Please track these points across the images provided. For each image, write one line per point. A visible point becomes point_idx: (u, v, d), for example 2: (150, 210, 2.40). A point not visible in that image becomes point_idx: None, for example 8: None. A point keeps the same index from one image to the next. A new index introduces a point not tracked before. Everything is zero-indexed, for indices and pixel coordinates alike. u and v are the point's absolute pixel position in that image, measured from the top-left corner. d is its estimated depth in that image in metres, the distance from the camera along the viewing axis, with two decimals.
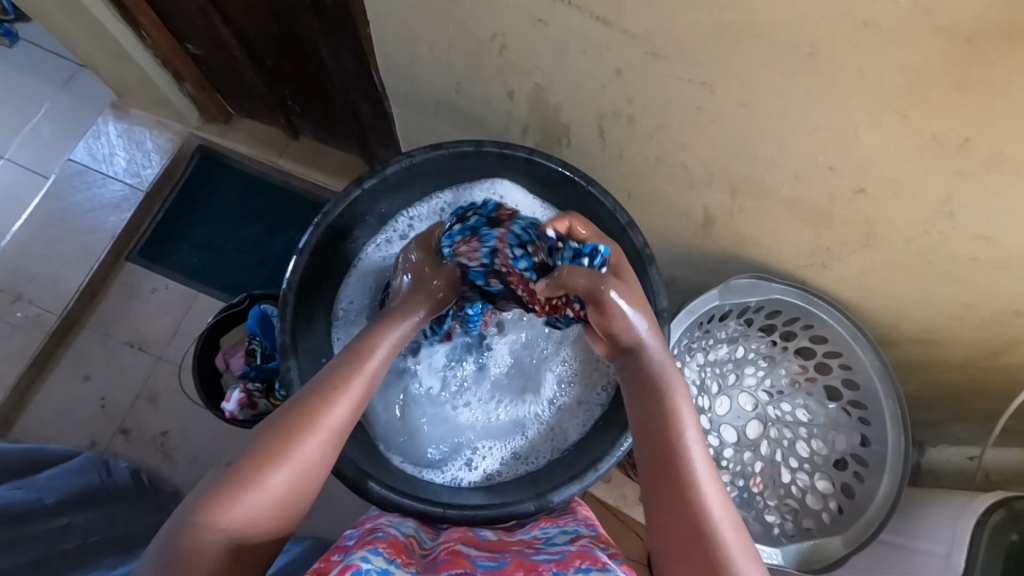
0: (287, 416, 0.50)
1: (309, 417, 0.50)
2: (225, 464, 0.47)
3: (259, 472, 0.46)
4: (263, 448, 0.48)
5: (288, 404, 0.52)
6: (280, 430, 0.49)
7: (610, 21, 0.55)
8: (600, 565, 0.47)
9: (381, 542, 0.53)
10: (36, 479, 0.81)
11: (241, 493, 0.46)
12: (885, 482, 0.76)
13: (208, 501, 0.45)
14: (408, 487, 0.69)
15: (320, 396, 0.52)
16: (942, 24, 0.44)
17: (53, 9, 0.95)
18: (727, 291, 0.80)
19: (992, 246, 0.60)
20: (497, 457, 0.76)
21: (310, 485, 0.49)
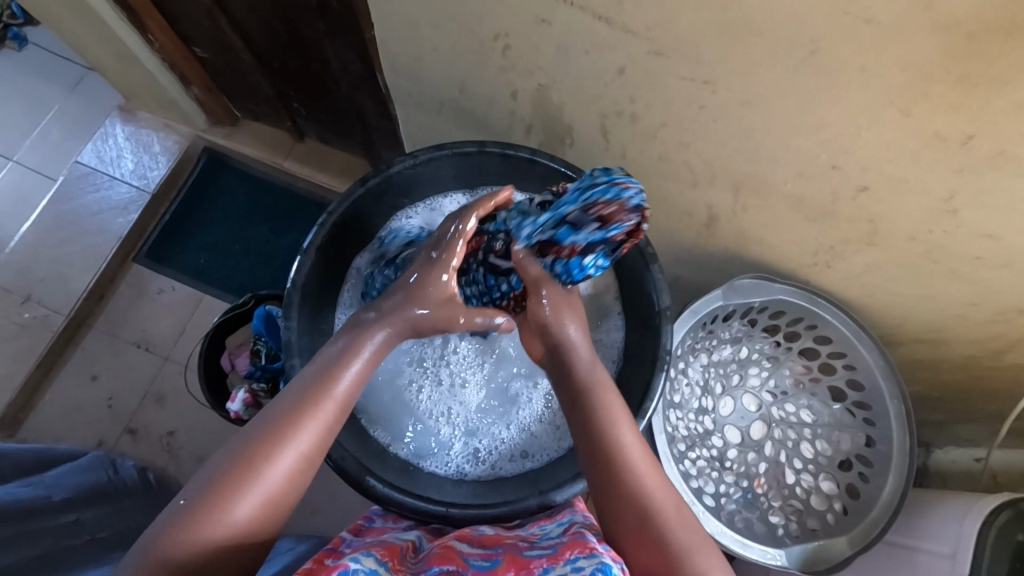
0: (250, 442, 0.49)
1: (272, 444, 0.49)
2: (183, 499, 0.47)
3: (222, 503, 0.46)
4: (224, 478, 0.47)
5: (252, 427, 0.51)
6: (243, 460, 0.48)
7: (612, 19, 0.56)
8: (588, 552, 0.47)
9: (377, 548, 0.53)
10: (44, 477, 0.82)
11: (204, 525, 0.46)
12: (890, 483, 0.76)
13: (173, 534, 0.45)
14: (410, 482, 0.70)
15: (285, 422, 0.50)
16: (942, 21, 0.44)
17: (61, 12, 0.95)
18: (731, 291, 0.79)
19: (997, 244, 0.60)
20: (503, 453, 0.77)
21: (279, 506, 0.49)
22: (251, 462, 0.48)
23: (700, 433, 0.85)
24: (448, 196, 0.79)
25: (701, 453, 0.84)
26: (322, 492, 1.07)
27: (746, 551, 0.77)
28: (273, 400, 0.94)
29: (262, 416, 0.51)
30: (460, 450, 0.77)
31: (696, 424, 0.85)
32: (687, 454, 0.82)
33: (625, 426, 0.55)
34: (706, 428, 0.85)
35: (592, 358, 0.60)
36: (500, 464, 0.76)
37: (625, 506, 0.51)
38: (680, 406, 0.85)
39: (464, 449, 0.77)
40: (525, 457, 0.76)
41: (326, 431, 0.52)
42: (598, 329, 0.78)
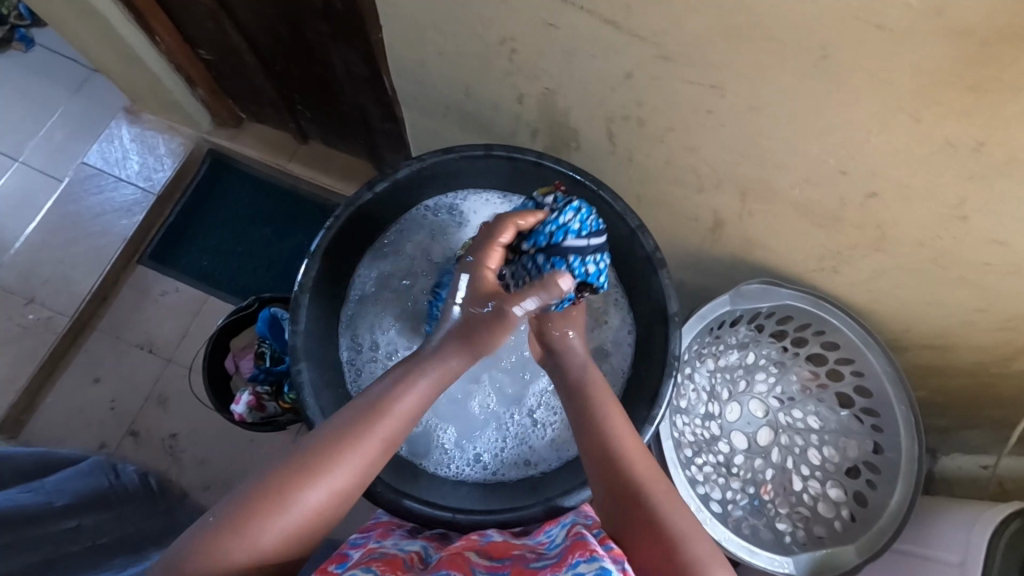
0: (287, 466, 0.50)
1: (317, 456, 0.51)
2: (216, 512, 0.49)
3: (250, 519, 0.48)
4: (266, 484, 0.49)
5: (294, 452, 0.52)
6: (277, 483, 0.49)
7: (620, 24, 0.55)
8: (590, 556, 0.47)
9: (377, 562, 0.53)
10: (46, 482, 0.81)
11: (236, 540, 0.47)
12: (899, 491, 0.75)
13: (215, 535, 0.47)
14: (415, 486, 0.69)
15: (324, 453, 0.51)
16: (954, 27, 0.44)
17: (67, 14, 0.96)
18: (738, 296, 0.78)
19: (1007, 251, 0.59)
20: (502, 458, 0.76)
21: (305, 531, 0.50)
22: (295, 471, 0.50)
23: (706, 438, 0.84)
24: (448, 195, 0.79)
25: (707, 460, 0.82)
26: None
27: (754, 559, 0.75)
28: (276, 404, 0.95)
29: (305, 442, 0.53)
30: (462, 451, 0.76)
31: (703, 429, 0.84)
32: (693, 461, 0.81)
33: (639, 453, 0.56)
34: (712, 433, 0.84)
35: (586, 356, 0.64)
36: (502, 471, 0.75)
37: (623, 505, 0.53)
38: (686, 411, 0.83)
39: (462, 448, 0.76)
40: (525, 462, 0.76)
41: (371, 453, 0.53)
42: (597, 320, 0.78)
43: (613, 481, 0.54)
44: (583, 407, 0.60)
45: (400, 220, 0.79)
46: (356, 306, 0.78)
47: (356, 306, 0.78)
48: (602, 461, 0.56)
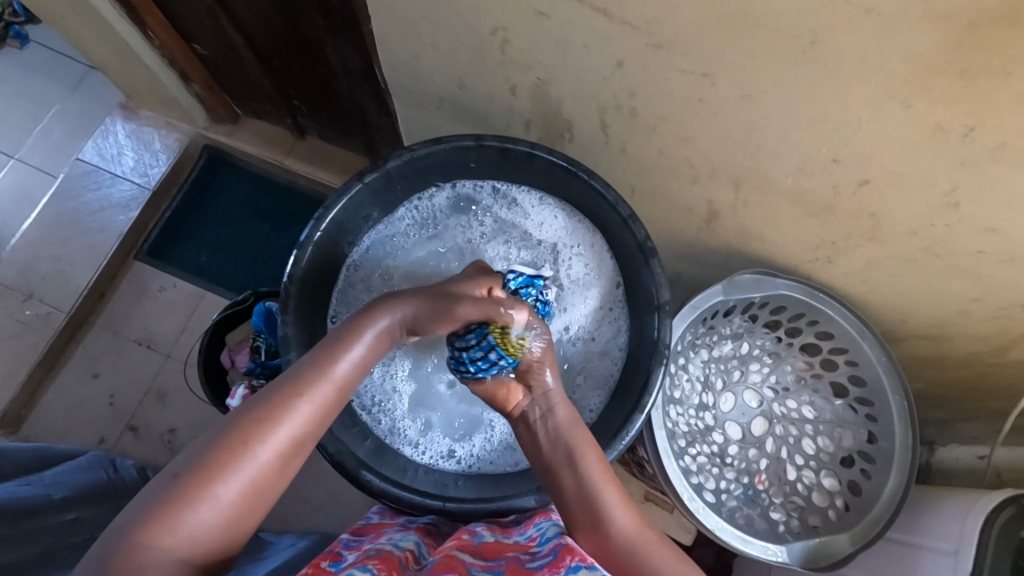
0: (243, 424, 0.49)
1: (266, 421, 0.50)
2: (171, 475, 0.46)
3: (208, 480, 0.46)
4: (223, 447, 0.47)
5: (242, 410, 0.50)
6: (234, 440, 0.48)
7: (610, 12, 0.55)
8: (589, 564, 0.49)
9: (373, 559, 0.53)
10: (44, 476, 0.84)
11: (194, 503, 0.45)
12: (892, 479, 0.75)
13: (158, 507, 0.44)
14: (378, 461, 0.69)
15: (278, 402, 0.51)
16: (944, 11, 0.44)
17: (62, 10, 0.96)
18: (732, 286, 0.77)
19: (1000, 239, 0.59)
20: (481, 455, 0.75)
21: (266, 491, 0.48)
22: (253, 430, 0.49)
23: (700, 429, 0.83)
24: (483, 184, 0.79)
25: (701, 450, 0.82)
26: (323, 490, 1.08)
27: (747, 547, 0.74)
28: None
29: (254, 400, 0.51)
30: (434, 444, 0.74)
31: (697, 420, 0.84)
32: (687, 450, 0.81)
33: (591, 451, 0.61)
34: (706, 424, 0.84)
35: (567, 408, 0.64)
36: (479, 465, 0.74)
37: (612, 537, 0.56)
38: (680, 402, 0.83)
39: (439, 443, 0.75)
40: (503, 460, 0.74)
41: (321, 413, 0.53)
42: (596, 327, 0.78)
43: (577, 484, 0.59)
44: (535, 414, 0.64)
45: (409, 203, 0.79)
46: (349, 281, 0.78)
47: (348, 281, 0.78)
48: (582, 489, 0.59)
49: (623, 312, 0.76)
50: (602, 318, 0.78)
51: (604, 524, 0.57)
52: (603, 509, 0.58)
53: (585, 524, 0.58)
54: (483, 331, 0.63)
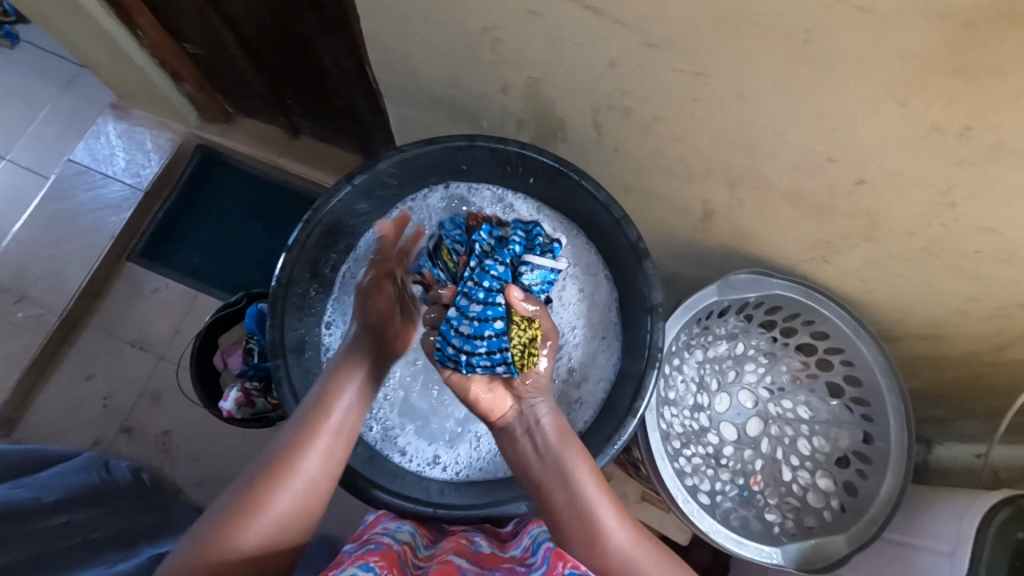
0: (261, 471, 0.55)
1: (282, 467, 0.56)
2: (204, 525, 0.52)
3: (236, 524, 0.52)
4: (247, 493, 0.54)
5: (259, 460, 0.57)
6: (255, 486, 0.54)
7: (602, 11, 0.55)
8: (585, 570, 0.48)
9: (372, 555, 0.53)
10: (36, 479, 0.83)
11: (227, 545, 0.50)
12: (889, 480, 0.74)
13: (194, 554, 0.50)
14: (367, 466, 0.68)
15: (290, 448, 0.57)
16: (940, 10, 0.43)
17: (52, 9, 0.95)
18: (727, 287, 0.77)
19: (997, 239, 0.59)
20: (470, 463, 0.74)
21: (292, 526, 0.54)
22: (270, 476, 0.55)
23: (695, 430, 0.83)
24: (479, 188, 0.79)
25: (696, 451, 0.82)
26: None
27: (742, 550, 0.74)
28: (266, 400, 0.94)
29: (269, 449, 0.58)
30: (421, 452, 0.74)
31: (691, 421, 0.83)
32: (682, 452, 0.80)
33: (581, 463, 0.60)
34: (701, 425, 0.84)
35: (555, 418, 0.63)
36: (468, 473, 0.73)
37: (606, 552, 0.56)
38: (675, 403, 0.83)
39: (427, 451, 0.74)
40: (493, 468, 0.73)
41: (331, 452, 0.59)
42: (587, 352, 0.76)
43: (568, 498, 0.58)
44: (523, 427, 0.63)
45: (403, 207, 0.79)
46: (343, 288, 0.78)
47: (344, 289, 0.78)
48: (574, 503, 0.58)
49: (615, 315, 0.76)
50: (599, 323, 0.77)
51: (597, 539, 0.56)
52: (599, 523, 0.57)
53: (579, 538, 0.57)
54: (505, 344, 0.60)
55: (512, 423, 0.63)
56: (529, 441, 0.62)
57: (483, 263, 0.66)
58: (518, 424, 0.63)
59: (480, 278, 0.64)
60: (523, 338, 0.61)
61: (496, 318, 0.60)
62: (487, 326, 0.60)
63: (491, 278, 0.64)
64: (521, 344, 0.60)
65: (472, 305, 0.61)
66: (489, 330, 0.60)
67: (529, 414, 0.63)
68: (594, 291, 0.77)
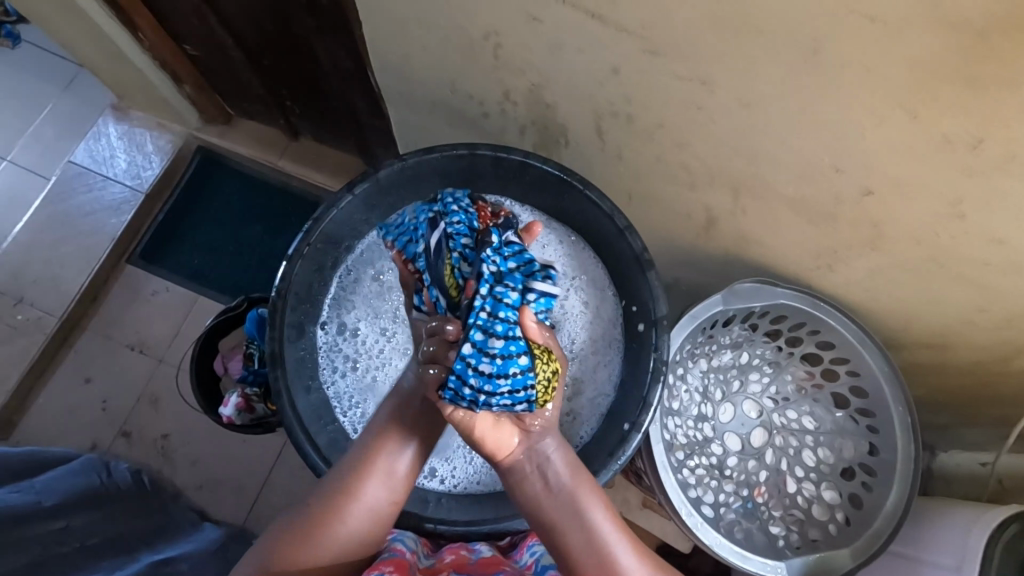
0: (310, 518, 0.58)
1: (329, 518, 0.58)
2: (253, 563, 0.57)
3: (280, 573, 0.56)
4: (291, 543, 0.57)
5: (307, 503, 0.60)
6: (302, 536, 0.57)
7: (604, 17, 0.54)
8: None
9: (389, 562, 0.58)
10: (35, 483, 0.82)
11: None
12: (895, 493, 0.73)
13: None
14: None
15: (336, 500, 0.59)
16: (950, 19, 0.42)
17: (50, 11, 0.94)
18: (732, 295, 0.75)
19: (1006, 250, 0.58)
20: (467, 475, 0.72)
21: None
22: (317, 528, 0.58)
23: (699, 441, 0.82)
24: None
25: (699, 462, 0.81)
26: None
27: (746, 564, 0.72)
28: (265, 405, 0.92)
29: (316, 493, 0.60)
30: None
31: (695, 431, 0.83)
32: (685, 463, 0.79)
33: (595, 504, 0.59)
34: (705, 436, 0.83)
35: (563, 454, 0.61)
36: (466, 485, 0.71)
37: None
38: (679, 413, 0.82)
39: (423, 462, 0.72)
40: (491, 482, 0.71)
41: (377, 501, 0.60)
42: (587, 367, 0.75)
43: (585, 543, 0.57)
44: (536, 468, 0.60)
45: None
46: (340, 287, 0.76)
47: (341, 286, 0.76)
48: (590, 547, 0.57)
49: (618, 327, 0.74)
50: (604, 337, 0.75)
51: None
52: (618, 566, 0.56)
53: None
54: (529, 381, 0.55)
55: (522, 463, 0.60)
56: (542, 485, 0.60)
57: (493, 287, 0.55)
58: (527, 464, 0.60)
59: (495, 309, 0.54)
60: (546, 371, 0.58)
61: (520, 354, 0.54)
62: (511, 363, 0.54)
63: (507, 308, 0.54)
64: (544, 379, 0.58)
65: (491, 341, 0.53)
66: (515, 368, 0.54)
67: (539, 453, 0.60)
68: (600, 307, 0.76)
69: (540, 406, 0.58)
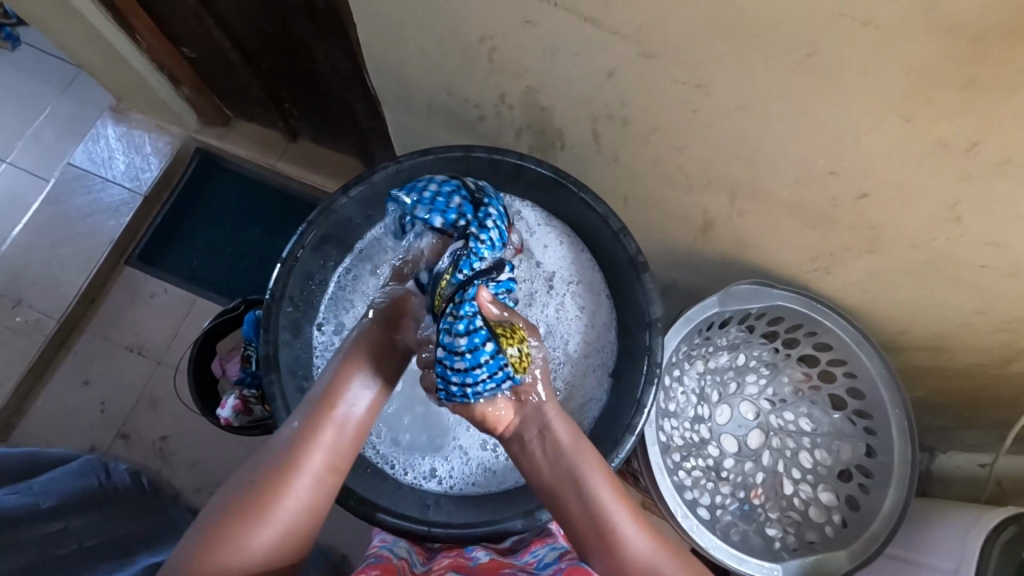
0: (270, 473, 0.56)
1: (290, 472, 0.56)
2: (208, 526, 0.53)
3: (243, 531, 0.52)
4: (252, 500, 0.54)
5: (265, 459, 0.57)
6: (263, 493, 0.54)
7: (599, 20, 0.54)
8: None
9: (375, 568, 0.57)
10: (34, 484, 0.82)
11: (232, 552, 0.51)
12: (892, 495, 0.73)
13: (198, 557, 0.51)
14: (368, 486, 0.67)
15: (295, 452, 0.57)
16: (945, 23, 0.42)
17: (48, 13, 0.94)
18: (729, 298, 0.75)
19: (1004, 253, 0.58)
20: (464, 477, 0.73)
21: (297, 534, 0.55)
22: (278, 483, 0.55)
23: (695, 442, 0.82)
24: None
25: (696, 464, 0.82)
26: None
27: (743, 566, 0.73)
28: (263, 407, 0.92)
29: (272, 451, 0.58)
30: (415, 466, 0.73)
31: (692, 433, 0.83)
32: (681, 465, 0.80)
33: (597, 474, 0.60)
34: (701, 438, 0.83)
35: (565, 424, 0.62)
36: (463, 486, 0.72)
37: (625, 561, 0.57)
38: (675, 415, 0.82)
39: (421, 465, 0.73)
40: (489, 484, 0.72)
41: (335, 453, 0.59)
42: (577, 370, 0.75)
43: (585, 512, 0.59)
44: (539, 437, 0.62)
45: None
46: (337, 286, 0.76)
47: (338, 286, 0.76)
48: (591, 516, 0.58)
49: (613, 329, 0.75)
50: (599, 339, 0.75)
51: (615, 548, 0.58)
52: (618, 536, 0.58)
53: (598, 547, 0.58)
54: (503, 361, 0.59)
55: (525, 434, 0.62)
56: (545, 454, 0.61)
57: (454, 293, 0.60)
58: (529, 432, 0.62)
59: (457, 308, 0.59)
60: (517, 346, 0.60)
61: (485, 342, 0.58)
62: (481, 353, 0.58)
63: (466, 304, 0.59)
64: (518, 353, 0.60)
65: (456, 340, 0.58)
66: (485, 356, 0.58)
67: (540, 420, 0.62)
68: (594, 310, 0.76)
69: (524, 375, 0.61)
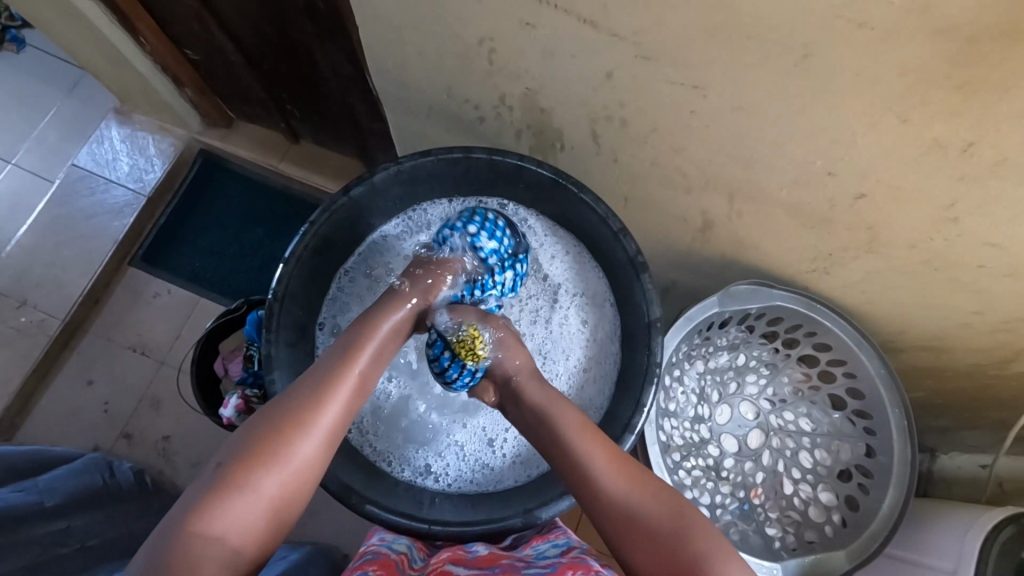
0: (284, 417, 0.54)
1: (304, 418, 0.55)
2: (218, 464, 0.51)
3: (254, 471, 0.51)
4: (264, 441, 0.52)
5: (279, 403, 0.56)
6: (276, 435, 0.53)
7: (597, 22, 0.54)
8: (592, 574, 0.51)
9: (371, 563, 0.56)
10: (38, 482, 0.82)
11: (240, 491, 0.49)
12: (891, 495, 0.73)
13: (207, 496, 0.49)
14: (366, 483, 0.68)
15: (311, 399, 0.56)
16: (941, 24, 0.42)
17: (52, 15, 0.95)
18: (728, 298, 0.76)
19: (1001, 253, 0.58)
20: (462, 475, 0.74)
21: (305, 482, 0.53)
22: (294, 428, 0.54)
23: (695, 442, 0.83)
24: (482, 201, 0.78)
25: (696, 463, 0.82)
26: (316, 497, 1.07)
27: None
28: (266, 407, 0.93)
29: (285, 396, 0.56)
30: (413, 463, 0.74)
31: (692, 432, 0.83)
32: (681, 464, 0.80)
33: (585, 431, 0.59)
34: (701, 437, 0.84)
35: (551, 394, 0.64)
36: (460, 484, 0.73)
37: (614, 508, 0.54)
38: (675, 414, 0.82)
39: (419, 462, 0.74)
40: (486, 482, 0.73)
41: (347, 408, 0.58)
42: (576, 372, 0.76)
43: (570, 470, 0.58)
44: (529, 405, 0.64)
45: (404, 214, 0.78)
46: (340, 287, 0.78)
47: (341, 287, 0.78)
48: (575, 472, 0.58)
49: (613, 329, 0.75)
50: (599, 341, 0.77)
51: (615, 517, 0.54)
52: (605, 485, 0.55)
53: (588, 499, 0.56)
54: (459, 362, 0.68)
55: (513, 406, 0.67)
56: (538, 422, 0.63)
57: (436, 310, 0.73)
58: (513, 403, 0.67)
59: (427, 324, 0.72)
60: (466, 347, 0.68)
61: (442, 352, 0.69)
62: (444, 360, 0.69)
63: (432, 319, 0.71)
64: (469, 346, 0.68)
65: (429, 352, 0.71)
66: (447, 361, 0.69)
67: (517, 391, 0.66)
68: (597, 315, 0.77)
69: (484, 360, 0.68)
